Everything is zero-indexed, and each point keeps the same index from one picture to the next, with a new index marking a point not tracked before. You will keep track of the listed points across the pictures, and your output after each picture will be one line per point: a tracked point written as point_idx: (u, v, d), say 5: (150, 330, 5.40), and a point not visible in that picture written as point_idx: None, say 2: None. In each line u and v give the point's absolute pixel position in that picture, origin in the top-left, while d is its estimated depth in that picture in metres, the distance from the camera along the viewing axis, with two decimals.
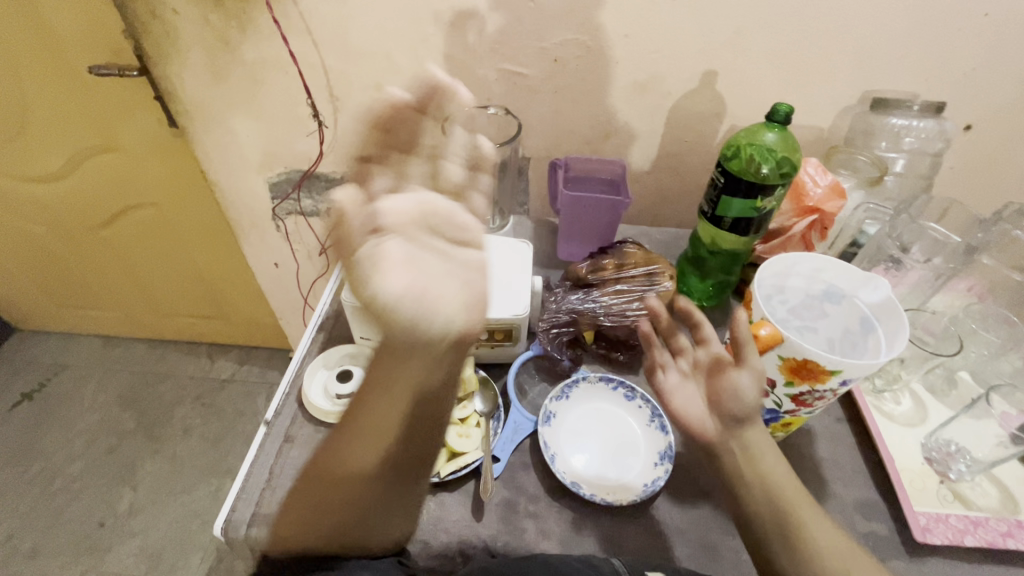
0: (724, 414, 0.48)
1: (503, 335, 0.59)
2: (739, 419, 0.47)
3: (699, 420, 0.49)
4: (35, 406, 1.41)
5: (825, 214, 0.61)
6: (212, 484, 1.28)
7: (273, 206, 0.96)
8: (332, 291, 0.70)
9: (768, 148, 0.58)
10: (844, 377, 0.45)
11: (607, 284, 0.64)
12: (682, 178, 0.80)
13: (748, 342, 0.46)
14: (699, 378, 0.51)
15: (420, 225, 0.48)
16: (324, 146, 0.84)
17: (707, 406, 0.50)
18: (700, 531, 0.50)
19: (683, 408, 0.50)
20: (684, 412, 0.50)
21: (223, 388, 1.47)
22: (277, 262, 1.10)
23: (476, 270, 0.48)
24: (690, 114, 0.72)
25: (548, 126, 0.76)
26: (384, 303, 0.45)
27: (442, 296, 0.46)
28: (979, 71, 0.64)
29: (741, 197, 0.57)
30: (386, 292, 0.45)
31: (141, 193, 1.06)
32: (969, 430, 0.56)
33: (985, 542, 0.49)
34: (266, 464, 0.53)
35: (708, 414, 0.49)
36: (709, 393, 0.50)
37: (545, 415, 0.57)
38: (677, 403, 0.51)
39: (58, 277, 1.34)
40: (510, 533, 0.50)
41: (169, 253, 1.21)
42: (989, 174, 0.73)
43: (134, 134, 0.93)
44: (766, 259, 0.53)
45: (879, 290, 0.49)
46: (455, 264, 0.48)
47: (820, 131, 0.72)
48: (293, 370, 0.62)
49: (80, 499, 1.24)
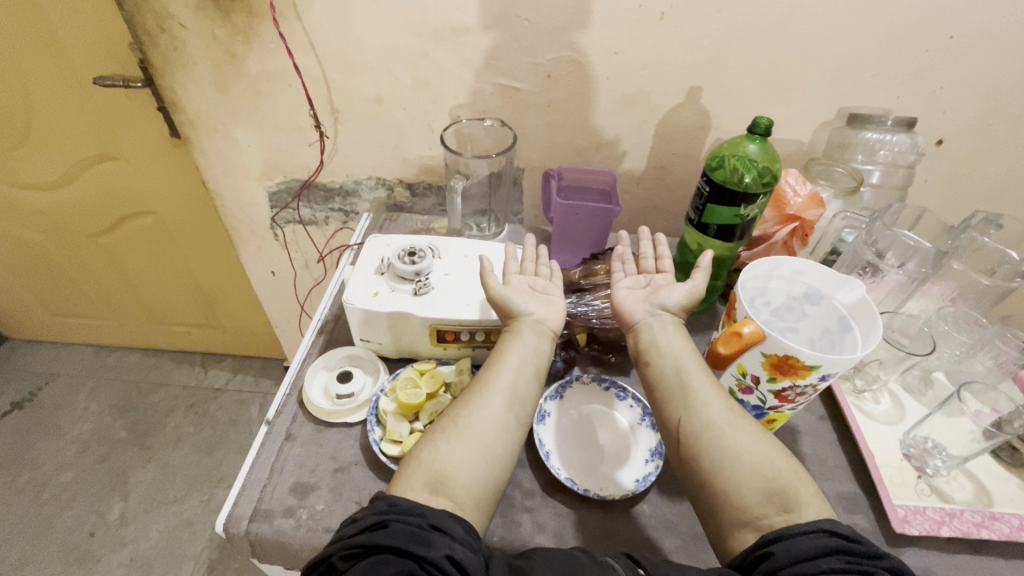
0: (655, 302, 0.56)
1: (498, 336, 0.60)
2: (664, 308, 0.56)
3: (632, 310, 0.56)
4: (25, 415, 1.40)
5: (805, 222, 0.65)
6: (204, 493, 1.27)
7: (273, 215, 0.98)
8: (331, 295, 0.72)
9: (750, 159, 0.61)
10: (823, 371, 0.48)
11: (600, 288, 0.67)
12: (669, 188, 0.83)
13: (702, 269, 0.57)
14: (643, 288, 0.59)
15: (534, 270, 0.61)
16: (324, 156, 0.86)
17: (644, 300, 0.57)
18: (690, 524, 0.52)
19: (623, 296, 0.58)
20: (622, 298, 0.58)
21: (217, 397, 1.47)
22: (274, 270, 1.12)
23: (556, 301, 0.57)
24: (677, 128, 0.75)
25: (541, 138, 0.79)
26: (498, 296, 0.55)
27: (533, 308, 0.55)
28: (946, 89, 0.68)
29: (725, 205, 0.60)
30: (497, 291, 0.56)
31: (141, 202, 1.08)
32: (942, 428, 0.59)
33: (960, 532, 0.52)
34: (268, 462, 0.55)
35: (643, 303, 0.57)
36: (649, 291, 0.58)
37: (540, 414, 0.59)
38: (617, 292, 0.59)
39: (52, 285, 1.35)
40: (506, 527, 0.51)
41: (165, 261, 1.22)
42: (958, 186, 0.77)
43: (136, 144, 0.95)
44: (750, 263, 0.56)
45: (855, 291, 0.52)
46: (545, 295, 0.58)
47: (800, 144, 0.76)
48: (293, 371, 0.63)
49: (71, 508, 1.23)
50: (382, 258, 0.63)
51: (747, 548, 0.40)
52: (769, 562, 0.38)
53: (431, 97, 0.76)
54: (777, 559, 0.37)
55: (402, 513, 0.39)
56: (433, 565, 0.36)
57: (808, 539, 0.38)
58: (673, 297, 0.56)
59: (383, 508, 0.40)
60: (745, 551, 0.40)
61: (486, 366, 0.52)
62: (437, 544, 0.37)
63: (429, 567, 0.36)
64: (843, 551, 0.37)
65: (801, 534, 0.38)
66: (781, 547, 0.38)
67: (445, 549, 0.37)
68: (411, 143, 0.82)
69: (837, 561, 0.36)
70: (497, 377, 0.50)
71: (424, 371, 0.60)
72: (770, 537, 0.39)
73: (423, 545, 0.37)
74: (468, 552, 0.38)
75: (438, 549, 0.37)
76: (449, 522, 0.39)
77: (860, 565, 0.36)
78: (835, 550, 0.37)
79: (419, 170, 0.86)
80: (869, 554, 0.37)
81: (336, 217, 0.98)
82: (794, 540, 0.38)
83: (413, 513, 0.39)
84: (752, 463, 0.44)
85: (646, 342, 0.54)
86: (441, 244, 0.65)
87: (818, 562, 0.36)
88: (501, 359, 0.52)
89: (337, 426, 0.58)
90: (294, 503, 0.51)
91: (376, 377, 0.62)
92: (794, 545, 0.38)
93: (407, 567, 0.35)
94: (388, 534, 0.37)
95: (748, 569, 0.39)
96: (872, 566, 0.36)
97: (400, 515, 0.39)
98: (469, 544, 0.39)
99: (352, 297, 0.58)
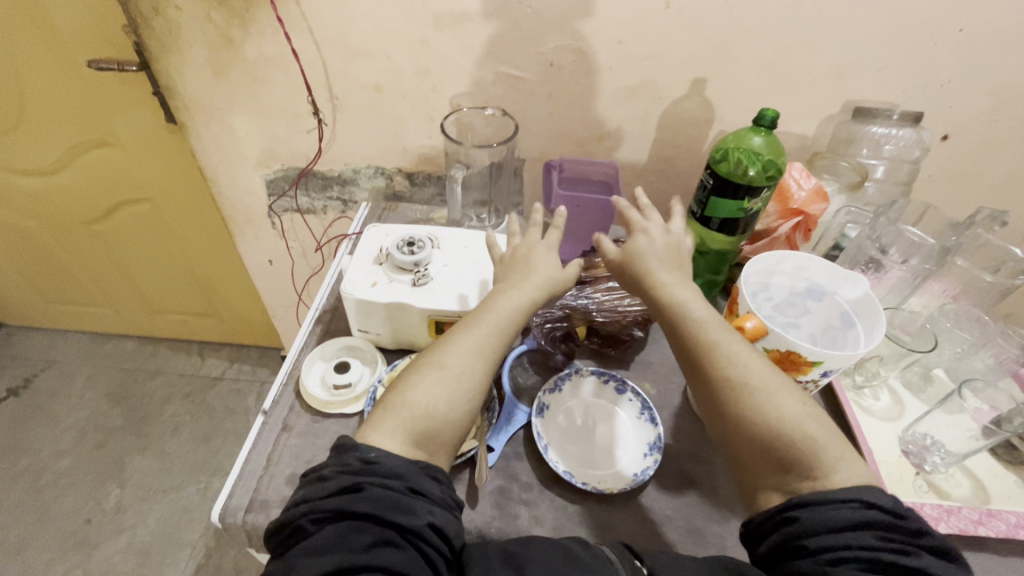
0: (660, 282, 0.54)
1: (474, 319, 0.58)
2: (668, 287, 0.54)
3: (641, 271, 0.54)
4: (22, 402, 1.40)
5: (809, 216, 0.64)
6: (201, 482, 1.27)
7: (270, 202, 0.96)
8: (328, 285, 0.71)
9: (755, 151, 0.60)
10: (825, 367, 0.48)
11: (600, 281, 0.66)
12: (671, 181, 0.82)
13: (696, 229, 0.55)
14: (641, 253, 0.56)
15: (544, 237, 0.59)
16: (323, 144, 0.84)
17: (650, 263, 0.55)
18: (688, 517, 0.52)
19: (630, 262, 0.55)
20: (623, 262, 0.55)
21: (214, 386, 1.46)
22: (271, 259, 1.11)
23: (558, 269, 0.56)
24: (681, 119, 0.74)
25: (542, 128, 0.78)
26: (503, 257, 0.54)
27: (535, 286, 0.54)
28: (953, 84, 0.67)
29: (729, 198, 0.59)
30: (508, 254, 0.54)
31: (136, 188, 1.07)
32: (942, 424, 0.59)
33: (958, 529, 0.51)
34: (264, 452, 0.54)
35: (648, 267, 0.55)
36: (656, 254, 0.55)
37: (538, 406, 0.59)
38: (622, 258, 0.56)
39: (48, 271, 1.34)
40: (504, 519, 0.51)
41: (161, 248, 1.21)
42: (962, 182, 0.76)
43: (132, 130, 0.94)
44: (753, 258, 0.55)
45: (858, 287, 0.52)
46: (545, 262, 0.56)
47: (804, 138, 0.75)
48: (289, 362, 0.63)
49: (68, 495, 1.23)
50: (379, 247, 0.62)
51: (772, 507, 0.40)
52: (794, 526, 0.37)
53: (431, 85, 0.75)
54: (802, 525, 0.37)
55: (378, 475, 0.38)
56: (415, 534, 0.36)
57: (841, 510, 0.37)
58: (657, 249, 0.55)
59: (356, 467, 0.38)
60: (770, 510, 0.40)
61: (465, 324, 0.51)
62: (419, 512, 0.37)
63: (411, 536, 0.36)
64: (875, 526, 0.36)
65: (835, 503, 0.37)
66: (810, 514, 0.37)
67: (426, 516, 0.37)
68: (411, 132, 0.81)
69: (867, 537, 0.35)
70: (472, 335, 0.49)
71: None
72: (801, 501, 0.38)
73: (405, 514, 0.36)
74: (445, 513, 0.39)
75: (420, 518, 0.37)
76: (426, 484, 0.39)
77: (891, 543, 0.35)
78: (868, 525, 0.36)
79: (419, 160, 0.85)
80: (903, 530, 0.36)
81: (334, 206, 0.97)
82: (824, 508, 0.37)
83: (390, 475, 0.38)
84: None
85: None
86: (440, 235, 0.64)
87: (848, 536, 0.36)
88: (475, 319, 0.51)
89: (334, 417, 0.58)
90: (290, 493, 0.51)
91: (374, 368, 0.61)
92: (825, 514, 0.37)
93: (389, 539, 0.35)
94: (368, 502, 0.36)
95: (769, 528, 0.39)
96: (903, 544, 0.35)
97: (376, 477, 0.38)
98: (446, 503, 0.39)
99: (350, 288, 0.58)
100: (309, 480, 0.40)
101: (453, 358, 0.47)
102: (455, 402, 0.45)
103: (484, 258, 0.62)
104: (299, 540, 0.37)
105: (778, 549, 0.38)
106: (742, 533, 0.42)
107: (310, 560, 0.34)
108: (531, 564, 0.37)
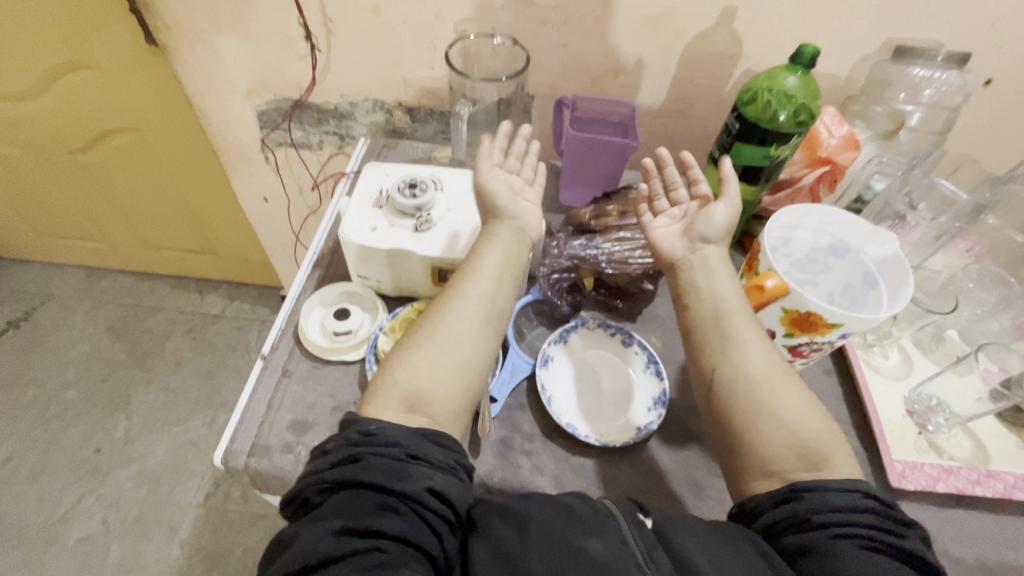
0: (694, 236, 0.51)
1: None
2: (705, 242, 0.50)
3: (671, 242, 0.52)
4: (23, 335, 1.40)
5: (837, 165, 0.60)
6: (206, 416, 1.30)
7: (262, 136, 0.91)
8: (326, 227, 0.68)
9: (787, 93, 0.54)
10: (844, 330, 0.46)
11: (610, 231, 0.63)
12: (689, 123, 0.77)
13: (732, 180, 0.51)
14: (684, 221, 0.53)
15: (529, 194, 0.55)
16: (316, 73, 0.78)
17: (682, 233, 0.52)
18: (687, 470, 0.52)
19: (659, 233, 0.53)
20: (659, 236, 0.53)
21: (215, 323, 1.46)
22: (267, 196, 1.06)
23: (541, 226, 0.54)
24: (704, 55, 0.68)
25: (554, 61, 0.72)
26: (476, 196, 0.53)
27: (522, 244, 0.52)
28: (1007, 21, 0.61)
29: (754, 144, 0.55)
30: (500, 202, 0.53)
31: (120, 117, 1.00)
32: (950, 386, 0.58)
33: (955, 489, 0.52)
34: (264, 397, 0.54)
35: (680, 237, 0.52)
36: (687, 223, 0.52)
37: (542, 357, 0.57)
38: (655, 228, 0.54)
39: (37, 203, 1.29)
40: (505, 469, 0.51)
41: (152, 182, 1.16)
42: (1002, 131, 0.71)
43: (112, 52, 0.87)
44: (777, 210, 0.52)
45: (887, 245, 0.49)
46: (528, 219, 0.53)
47: (836, 79, 0.70)
48: (288, 307, 0.61)
49: (77, 425, 1.26)
50: (379, 189, 0.58)
51: (772, 491, 0.39)
52: (800, 504, 0.37)
53: (434, 8, 0.68)
54: (808, 503, 0.37)
55: (377, 445, 0.37)
56: (416, 499, 0.35)
57: (845, 495, 0.37)
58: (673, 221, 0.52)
59: (355, 439, 0.38)
60: (768, 491, 0.39)
61: (461, 272, 0.50)
62: (417, 477, 0.36)
63: (409, 501, 0.35)
64: (877, 512, 0.36)
65: (840, 488, 0.37)
66: (814, 495, 0.37)
67: (425, 481, 0.36)
68: (411, 62, 0.75)
69: (872, 519, 0.35)
70: (472, 286, 0.48)
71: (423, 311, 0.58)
72: (801, 485, 0.38)
73: (402, 479, 0.36)
74: (447, 477, 0.38)
75: (418, 482, 0.36)
76: (427, 449, 0.38)
77: (892, 527, 0.35)
78: (871, 510, 0.36)
79: (420, 93, 0.79)
80: (902, 520, 0.36)
81: (330, 142, 0.91)
82: (826, 489, 0.37)
83: (390, 443, 0.37)
84: (780, 409, 0.42)
85: (686, 281, 0.49)
86: (443, 176, 0.60)
87: (852, 517, 0.35)
88: (479, 268, 0.49)
89: (334, 364, 0.56)
90: (292, 439, 0.51)
91: (374, 316, 0.59)
92: (829, 496, 0.37)
93: (388, 504, 0.35)
94: (365, 470, 0.36)
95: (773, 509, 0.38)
96: (903, 530, 0.35)
97: (376, 447, 0.37)
98: (448, 467, 0.38)
99: (349, 232, 0.55)
100: (313, 453, 0.39)
101: (462, 321, 0.46)
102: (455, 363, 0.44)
103: (468, 194, 0.59)
104: (304, 513, 0.36)
105: (776, 526, 0.37)
106: (733, 515, 0.41)
107: (310, 528, 0.34)
108: (534, 523, 0.36)
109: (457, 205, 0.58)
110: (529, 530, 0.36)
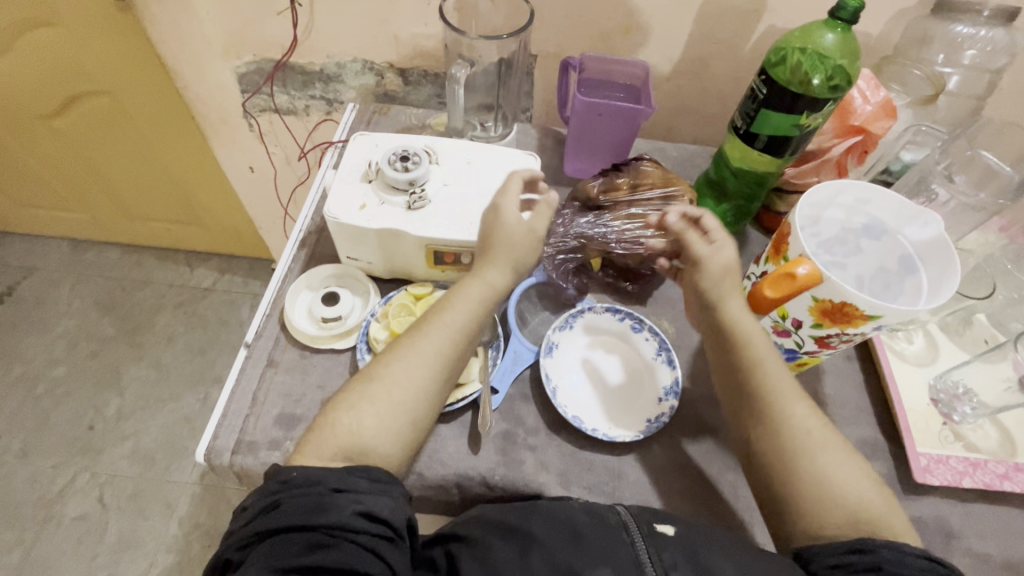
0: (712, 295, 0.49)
1: (454, 258, 0.52)
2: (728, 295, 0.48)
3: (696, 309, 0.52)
4: (8, 309, 1.36)
5: (870, 135, 0.55)
6: (199, 393, 1.27)
7: (243, 101, 0.84)
8: (313, 202, 0.63)
9: (821, 54, 0.49)
10: (880, 322, 0.42)
11: (619, 207, 0.57)
12: (704, 86, 0.71)
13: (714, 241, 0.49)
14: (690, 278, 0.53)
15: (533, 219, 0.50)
16: (299, 31, 0.72)
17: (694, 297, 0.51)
18: (701, 465, 0.49)
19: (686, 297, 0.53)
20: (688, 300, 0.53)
21: (205, 297, 1.41)
22: (252, 166, 1.00)
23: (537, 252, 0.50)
24: (726, 9, 0.62)
25: (560, 17, 0.65)
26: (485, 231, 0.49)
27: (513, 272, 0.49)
28: None
29: (782, 112, 0.50)
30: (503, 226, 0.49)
31: (90, 78, 0.93)
32: (978, 375, 0.54)
33: (982, 484, 0.50)
34: (249, 390, 0.50)
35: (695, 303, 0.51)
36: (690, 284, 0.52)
37: (546, 345, 0.53)
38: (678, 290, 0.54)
39: (12, 171, 1.23)
40: (508, 466, 0.48)
41: (131, 150, 1.10)
42: None
43: (76, 6, 0.79)
44: (808, 188, 0.47)
45: (929, 227, 0.45)
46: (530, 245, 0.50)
47: (868, 38, 0.63)
48: (273, 291, 0.57)
49: (68, 402, 1.24)
50: (368, 161, 0.53)
51: (840, 540, 0.38)
52: (873, 557, 0.36)
53: None
54: (881, 558, 0.36)
55: (295, 486, 0.36)
56: (346, 528, 0.34)
57: (917, 558, 0.36)
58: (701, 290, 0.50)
59: (273, 488, 0.37)
60: (835, 539, 0.38)
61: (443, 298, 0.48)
62: (342, 505, 0.35)
63: (337, 531, 0.34)
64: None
65: (912, 551, 0.37)
66: (887, 551, 0.37)
67: (351, 509, 0.35)
68: (403, 17, 0.68)
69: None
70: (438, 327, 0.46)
71: (419, 297, 0.53)
72: (872, 539, 0.38)
73: (322, 513, 0.35)
74: (375, 497, 0.37)
75: (344, 511, 0.35)
76: (348, 478, 0.37)
77: None
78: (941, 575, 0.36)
79: (412, 52, 0.73)
80: None
81: (317, 107, 0.85)
82: (899, 546, 0.37)
83: (308, 481, 0.36)
84: None
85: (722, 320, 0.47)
86: (438, 147, 0.54)
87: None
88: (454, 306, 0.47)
89: (323, 353, 0.53)
90: (280, 435, 0.48)
91: (366, 300, 0.55)
92: (901, 554, 0.36)
93: (315, 542, 0.34)
94: (284, 514, 0.35)
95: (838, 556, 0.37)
96: None
97: (292, 487, 0.36)
98: (376, 487, 0.37)
99: (334, 209, 0.50)
100: (237, 511, 0.38)
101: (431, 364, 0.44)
102: (422, 393, 0.43)
103: (471, 163, 0.54)
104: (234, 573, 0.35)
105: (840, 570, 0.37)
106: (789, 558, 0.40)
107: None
108: (539, 546, 0.36)
109: (456, 178, 0.53)
110: (534, 554, 0.35)
